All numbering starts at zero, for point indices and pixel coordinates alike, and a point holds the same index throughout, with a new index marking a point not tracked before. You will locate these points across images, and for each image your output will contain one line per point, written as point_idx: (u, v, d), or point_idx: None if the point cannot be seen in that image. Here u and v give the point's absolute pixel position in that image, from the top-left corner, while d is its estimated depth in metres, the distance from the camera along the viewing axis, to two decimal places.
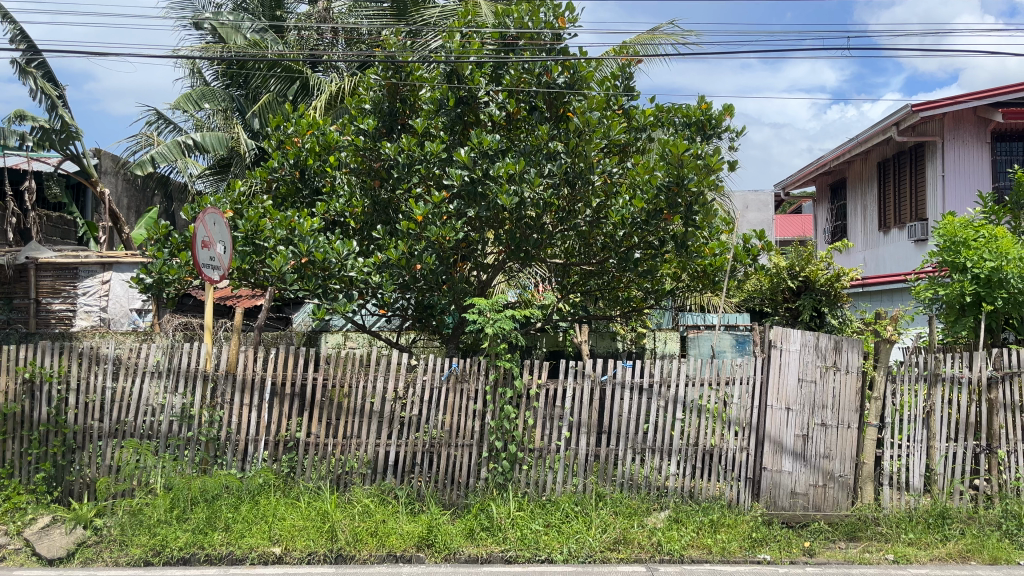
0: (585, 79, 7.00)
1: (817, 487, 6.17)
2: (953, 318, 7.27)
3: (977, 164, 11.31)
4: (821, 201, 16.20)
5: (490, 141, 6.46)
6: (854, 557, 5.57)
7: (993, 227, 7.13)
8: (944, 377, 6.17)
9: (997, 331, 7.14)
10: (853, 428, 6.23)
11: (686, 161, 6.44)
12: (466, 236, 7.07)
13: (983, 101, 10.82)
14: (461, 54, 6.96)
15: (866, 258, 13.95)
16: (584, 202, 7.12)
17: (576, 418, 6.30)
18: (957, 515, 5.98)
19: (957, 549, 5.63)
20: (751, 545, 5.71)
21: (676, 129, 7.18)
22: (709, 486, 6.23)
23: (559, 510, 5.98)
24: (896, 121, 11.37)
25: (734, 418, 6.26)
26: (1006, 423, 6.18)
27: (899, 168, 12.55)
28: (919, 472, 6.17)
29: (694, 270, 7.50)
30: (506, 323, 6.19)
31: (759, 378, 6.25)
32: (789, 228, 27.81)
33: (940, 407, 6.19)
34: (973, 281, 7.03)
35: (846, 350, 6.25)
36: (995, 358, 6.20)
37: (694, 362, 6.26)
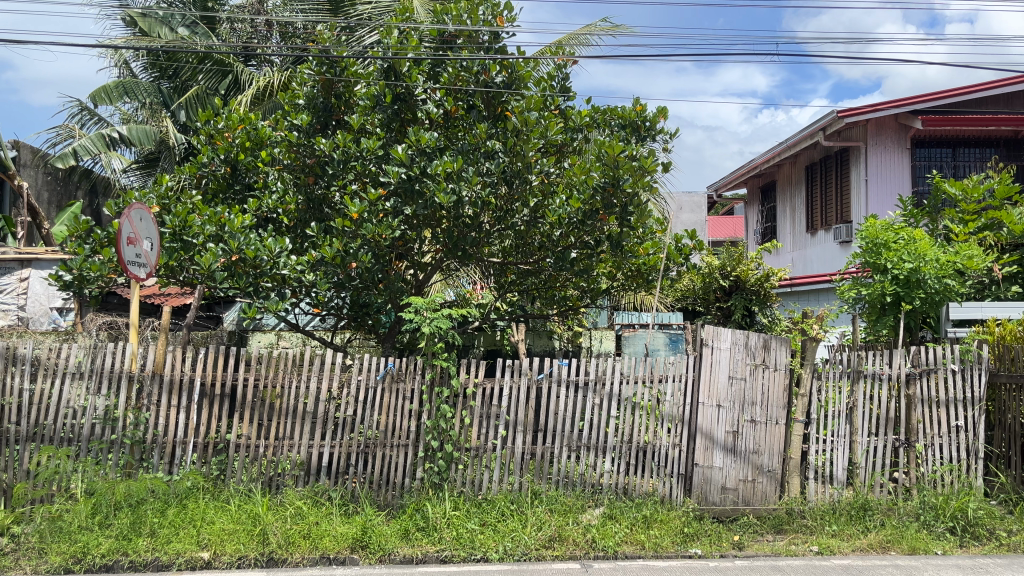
0: (522, 79, 7.14)
1: (747, 481, 6.32)
2: (875, 316, 7.52)
3: (899, 169, 11.70)
4: (751, 203, 16.61)
5: (428, 139, 6.52)
6: (781, 549, 5.72)
7: (911, 230, 7.42)
8: (866, 373, 6.42)
9: (915, 330, 7.45)
10: (781, 424, 6.41)
11: (622, 162, 6.55)
12: (402, 234, 6.97)
13: (902, 108, 11.29)
14: (399, 50, 6.94)
15: (794, 258, 14.37)
16: (521, 202, 7.12)
17: (512, 417, 6.32)
18: (879, 507, 6.16)
19: (878, 540, 5.81)
20: (683, 540, 5.82)
21: (612, 130, 7.27)
22: (643, 483, 6.33)
23: (495, 508, 6.01)
24: (823, 126, 11.78)
25: (667, 414, 6.38)
26: (923, 418, 6.40)
27: (825, 171, 12.97)
28: (842, 465, 6.37)
29: (628, 269, 7.69)
30: (443, 322, 6.18)
31: (691, 375, 6.37)
32: (721, 230, 28.37)
33: (862, 403, 6.41)
34: (893, 281, 7.26)
35: (775, 348, 6.43)
36: (913, 355, 6.41)
37: (628, 361, 6.37)
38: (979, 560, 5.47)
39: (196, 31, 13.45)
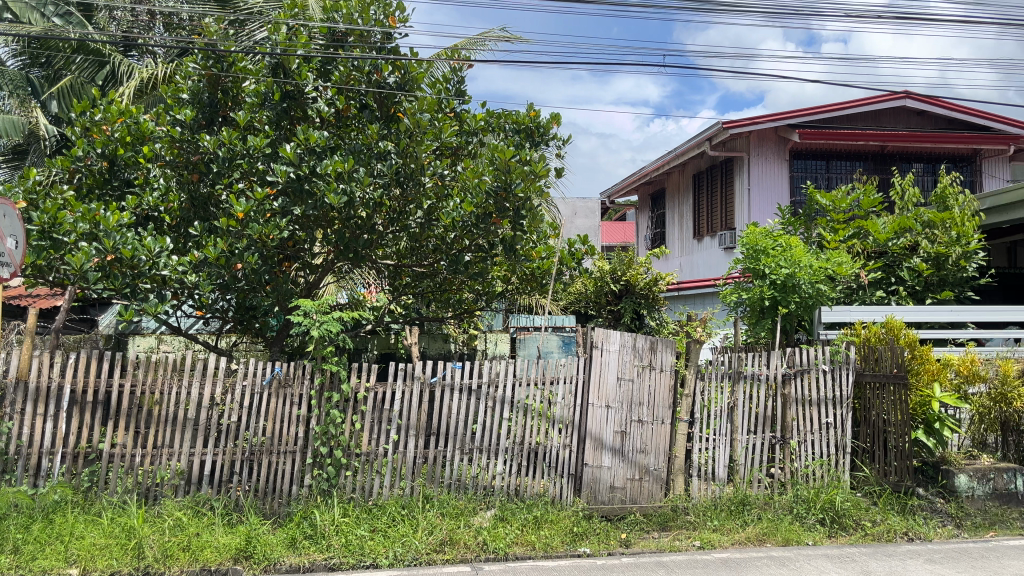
0: (416, 80, 7.07)
1: (634, 480, 6.48)
2: (754, 320, 7.91)
3: (778, 180, 12.30)
4: (642, 210, 17.11)
5: (317, 138, 6.42)
6: (665, 545, 5.90)
7: (788, 237, 7.81)
8: (745, 374, 6.71)
9: (791, 333, 7.80)
10: (666, 423, 6.62)
11: (513, 167, 6.60)
12: (292, 234, 6.85)
13: (781, 121, 11.87)
14: (288, 47, 6.85)
15: (681, 263, 14.88)
16: (416, 203, 7.09)
17: (404, 421, 6.25)
18: (756, 502, 6.44)
19: (755, 533, 6.08)
20: (572, 539, 5.92)
21: (506, 135, 7.39)
22: (534, 484, 6.39)
23: (385, 513, 5.95)
24: (709, 136, 12.26)
25: (557, 416, 6.48)
26: (797, 416, 6.71)
27: (711, 180, 13.50)
28: (723, 463, 6.62)
29: (522, 273, 7.77)
30: (333, 326, 6.07)
31: (581, 377, 6.50)
32: (614, 236, 29.05)
33: (742, 402, 6.69)
34: (771, 286, 7.64)
35: (661, 350, 6.65)
36: (789, 356, 6.75)
37: (520, 363, 6.42)
38: (846, 549, 5.80)
39: (70, 20, 12.69)
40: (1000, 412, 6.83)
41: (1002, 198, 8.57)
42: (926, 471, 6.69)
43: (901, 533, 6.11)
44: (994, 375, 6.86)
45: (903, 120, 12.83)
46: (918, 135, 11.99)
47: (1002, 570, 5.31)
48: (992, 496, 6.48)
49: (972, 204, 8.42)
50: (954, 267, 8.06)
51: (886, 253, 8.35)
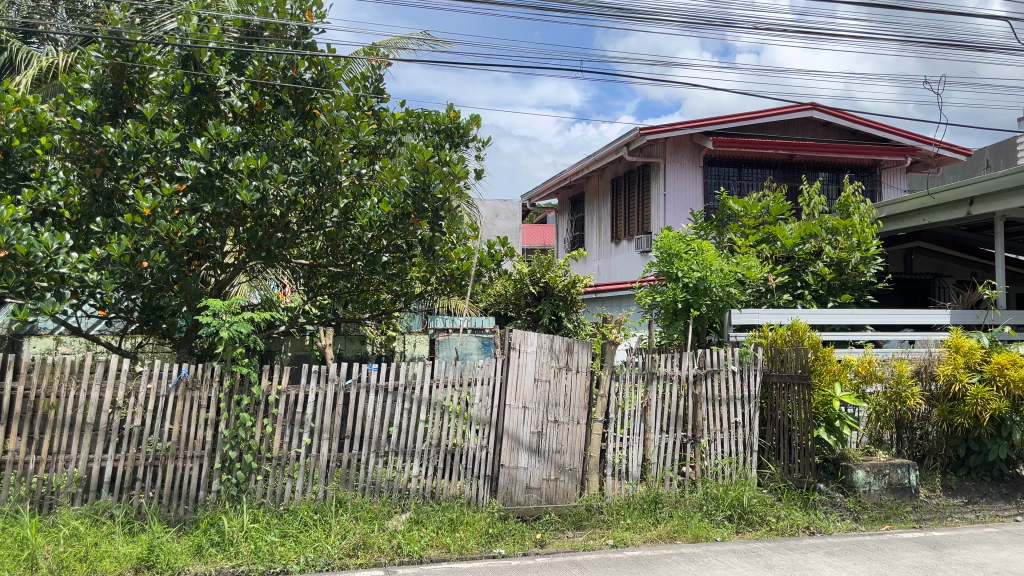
0: (332, 77, 7.13)
1: (549, 480, 6.52)
2: (668, 322, 8.04)
3: (692, 185, 12.61)
4: (562, 213, 17.30)
5: (229, 133, 6.22)
6: (579, 544, 5.97)
7: (700, 241, 8.02)
8: (659, 375, 6.84)
9: (702, 335, 7.99)
10: (581, 423, 6.69)
11: (432, 168, 6.59)
12: (201, 231, 6.63)
13: (697, 128, 12.14)
14: (199, 39, 6.58)
15: (600, 266, 15.08)
16: (331, 202, 6.94)
17: (317, 424, 6.13)
18: (668, 500, 6.58)
19: (666, 530, 6.21)
20: (488, 541, 5.92)
21: (425, 135, 7.35)
22: (450, 486, 6.37)
23: (297, 519, 5.84)
24: (627, 142, 12.52)
25: (475, 417, 6.46)
26: (708, 415, 6.89)
27: (629, 185, 13.76)
28: (637, 461, 6.74)
29: (442, 274, 7.74)
30: (243, 326, 5.91)
31: (499, 378, 6.51)
32: (535, 239, 29.26)
33: (656, 402, 6.82)
34: (684, 289, 7.83)
35: (577, 351, 6.73)
36: (700, 358, 6.93)
37: (437, 364, 6.39)
38: (752, 544, 5.98)
39: None
40: (894, 410, 7.16)
41: (899, 207, 8.98)
42: (826, 467, 7.00)
43: (803, 528, 6.34)
44: (889, 375, 7.15)
45: (810, 131, 13.34)
46: (824, 145, 12.50)
47: (896, 560, 5.58)
48: (888, 490, 6.79)
49: (871, 213, 8.79)
50: (854, 272, 8.43)
51: (792, 258, 8.68)
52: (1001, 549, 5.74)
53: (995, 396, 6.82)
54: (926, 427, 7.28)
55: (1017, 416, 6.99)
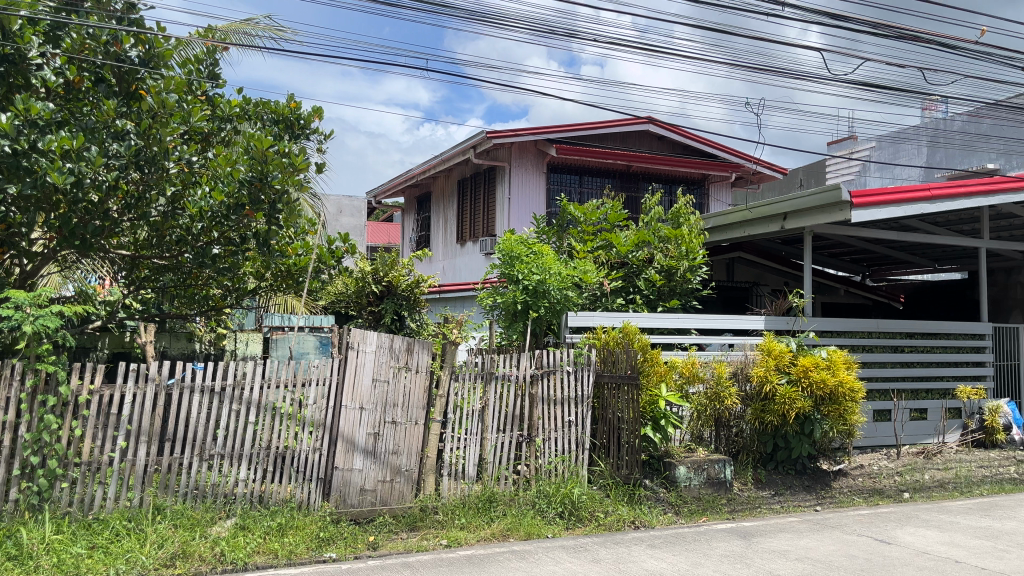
0: (161, 57, 6.63)
1: (385, 482, 6.42)
2: (508, 322, 8.22)
3: (536, 191, 12.90)
4: (407, 212, 17.18)
5: (40, 110, 5.68)
6: (413, 545, 5.93)
7: (540, 245, 8.21)
8: (497, 375, 6.93)
9: (540, 336, 8.13)
10: (419, 424, 6.65)
11: (270, 158, 6.36)
12: (3, 216, 6.03)
13: (542, 135, 12.48)
14: (7, 4, 5.97)
15: (444, 267, 15.08)
16: (158, 189, 6.49)
17: (133, 427, 5.73)
18: (502, 498, 6.66)
19: (499, 529, 6.29)
20: (318, 545, 5.75)
21: (263, 125, 7.08)
22: (280, 490, 6.12)
23: (108, 528, 5.44)
24: (473, 144, 12.66)
25: (308, 418, 6.27)
26: (543, 415, 7.05)
27: (474, 187, 13.90)
28: (473, 461, 6.78)
29: (277, 270, 7.50)
30: (50, 321, 5.44)
31: (335, 378, 6.36)
32: (379, 237, 28.82)
33: (493, 402, 6.90)
34: (524, 291, 8.00)
35: (417, 351, 6.68)
36: (537, 358, 7.09)
37: (269, 364, 6.13)
38: (580, 539, 6.18)
39: None
40: (713, 409, 7.65)
41: (724, 219, 9.61)
42: (651, 463, 7.35)
43: (629, 522, 6.63)
44: (710, 376, 7.63)
45: (647, 143, 13.99)
46: (657, 157, 13.13)
47: (710, 550, 5.94)
48: (706, 484, 7.25)
49: (699, 225, 9.34)
50: (681, 279, 8.89)
51: (627, 263, 9.10)
52: (801, 536, 6.26)
53: (800, 395, 7.40)
54: (741, 425, 7.84)
55: (820, 414, 7.58)
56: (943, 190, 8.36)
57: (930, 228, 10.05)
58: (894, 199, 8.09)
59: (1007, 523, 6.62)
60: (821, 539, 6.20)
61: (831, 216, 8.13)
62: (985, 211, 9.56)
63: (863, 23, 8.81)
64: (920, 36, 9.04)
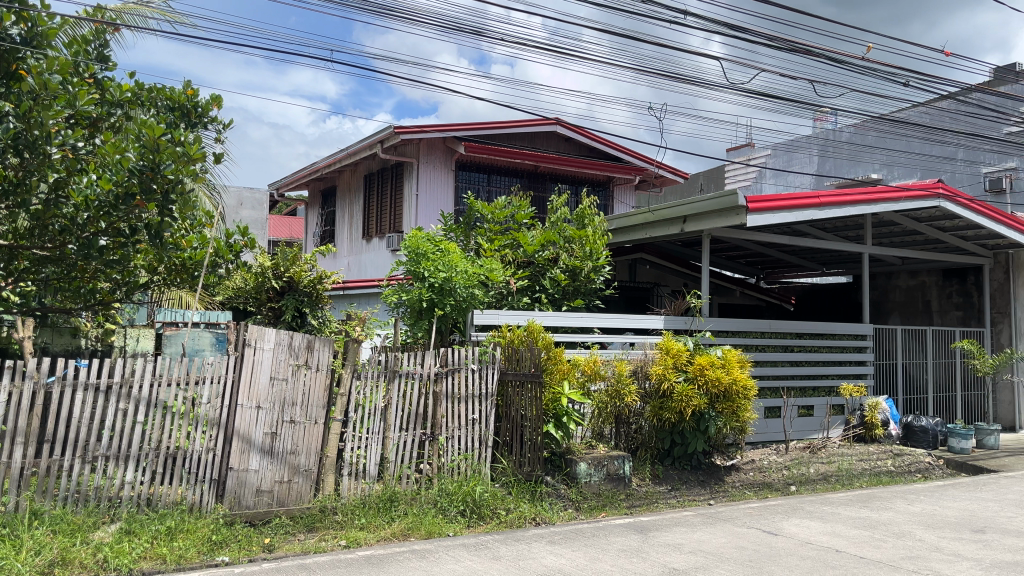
0: (46, 36, 6.28)
1: (282, 482, 6.29)
2: (413, 320, 8.14)
3: (443, 188, 12.86)
4: (311, 206, 16.80)
5: None
6: (310, 547, 5.80)
7: (446, 243, 8.17)
8: (401, 373, 6.86)
9: (445, 334, 8.14)
10: (319, 423, 6.53)
11: (163, 146, 6.09)
12: None
13: (451, 132, 12.45)
14: None
15: (349, 263, 14.84)
16: (39, 175, 6.11)
17: (8, 427, 5.38)
18: (403, 498, 6.60)
19: (400, 528, 6.23)
20: (210, 549, 5.56)
21: (157, 112, 6.78)
22: (169, 492, 5.88)
23: None
24: (380, 139, 12.50)
25: (202, 417, 6.04)
26: (446, 413, 7.02)
27: (382, 182, 13.73)
28: (374, 461, 6.69)
29: (171, 264, 7.17)
30: None
31: (231, 376, 6.15)
32: (282, 230, 28.09)
33: (395, 400, 6.82)
34: (429, 288, 7.95)
35: (317, 349, 6.55)
36: (442, 356, 7.05)
37: (159, 362, 5.87)
38: (481, 537, 6.19)
39: None
40: (614, 406, 7.81)
41: (627, 221, 9.82)
42: (553, 460, 7.46)
43: (529, 519, 6.68)
44: (611, 374, 7.77)
45: (554, 144, 14.16)
46: (564, 158, 13.30)
47: (608, 545, 6.05)
48: (605, 480, 7.39)
49: (604, 225, 9.49)
50: (585, 279, 9.03)
51: (533, 262, 9.18)
52: (694, 530, 6.45)
53: (696, 393, 7.65)
54: (640, 421, 8.05)
55: (714, 411, 7.84)
56: (831, 199, 8.81)
57: (819, 234, 10.57)
58: (787, 204, 8.45)
59: (883, 513, 7.04)
60: (714, 532, 6.42)
61: (728, 220, 8.42)
62: (868, 218, 10.12)
63: (760, 35, 9.19)
64: (812, 50, 9.50)
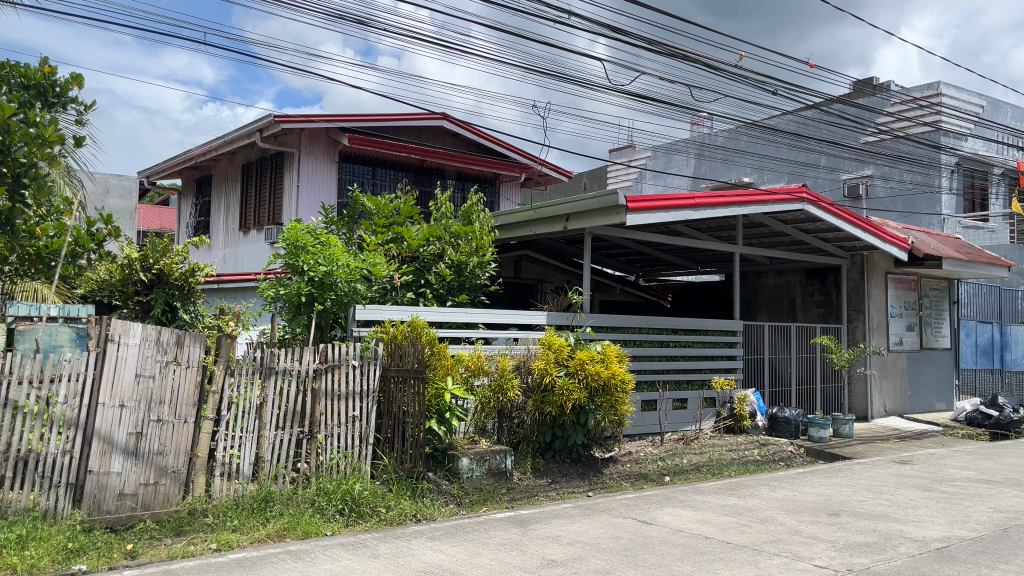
0: None
1: (147, 485, 5.97)
2: (291, 315, 7.93)
3: (326, 180, 12.58)
4: (184, 196, 16.05)
5: None
6: (177, 552, 5.53)
7: (327, 236, 8.00)
8: (277, 370, 6.64)
9: (326, 330, 7.99)
10: (189, 422, 6.24)
11: (14, 128, 5.68)
12: None
13: (334, 123, 12.20)
14: None
15: (225, 256, 14.26)
16: None
17: None
18: (279, 498, 6.40)
19: (275, 529, 6.03)
20: (66, 557, 5.19)
21: (9, 90, 6.31)
22: (19, 498, 5.47)
23: None
24: (260, 128, 12.11)
25: (59, 417, 5.63)
26: (326, 410, 6.85)
27: (261, 173, 13.30)
28: (249, 461, 6.43)
29: (24, 254, 6.69)
30: None
31: (91, 373, 5.76)
32: (153, 221, 26.69)
33: (272, 398, 6.60)
34: (309, 283, 7.76)
35: (188, 344, 6.27)
36: (322, 351, 6.87)
37: (9, 358, 5.45)
38: (359, 536, 6.09)
39: None
40: (497, 401, 7.85)
41: (511, 218, 9.92)
42: (435, 456, 7.44)
43: (410, 516, 6.63)
44: (494, 369, 7.83)
45: (441, 139, 14.12)
46: (450, 154, 13.27)
47: (487, 539, 6.09)
48: (487, 475, 7.42)
49: (490, 222, 9.49)
50: (471, 274, 9.04)
51: (417, 258, 9.11)
52: (573, 521, 6.58)
53: (576, 387, 7.80)
54: (522, 416, 8.13)
55: (594, 404, 8.00)
56: (706, 200, 9.15)
57: (694, 233, 11.00)
58: (663, 204, 8.74)
59: (749, 500, 7.39)
60: (591, 523, 6.56)
61: (608, 218, 8.62)
62: (739, 220, 10.62)
63: (640, 39, 9.47)
64: (687, 55, 9.87)
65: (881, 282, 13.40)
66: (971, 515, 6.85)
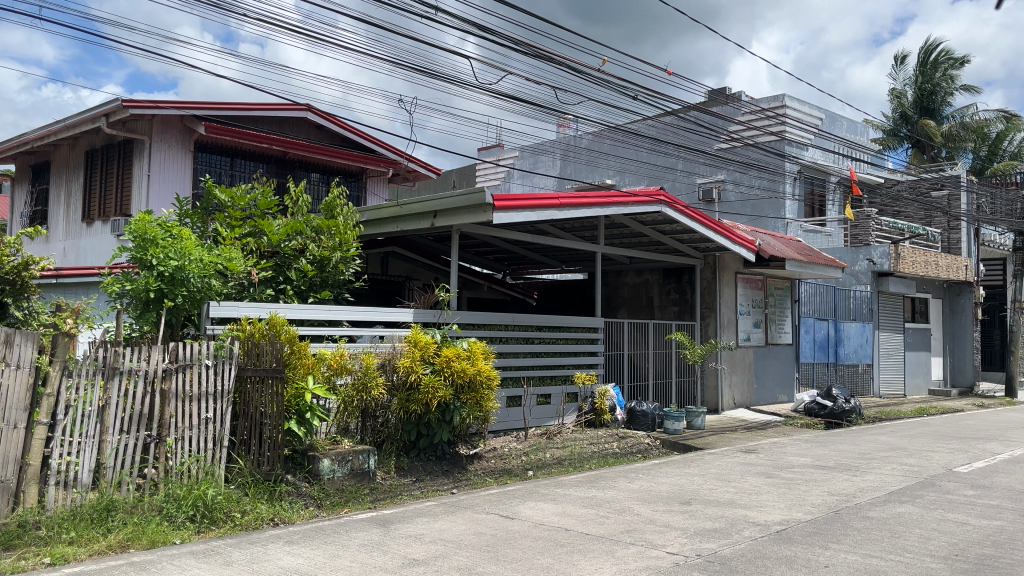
0: None
1: None
2: (138, 312, 7.49)
3: (179, 170, 11.97)
4: (19, 182, 14.78)
5: None
6: (5, 568, 5.07)
7: (178, 229, 7.56)
8: (121, 370, 6.25)
9: (177, 328, 7.61)
10: (19, 428, 5.77)
11: None
12: None
13: (189, 111, 11.61)
14: None
15: (65, 248, 13.24)
16: None
17: None
18: (122, 506, 6.01)
19: (117, 539, 5.63)
20: None
21: None
22: None
23: None
24: (106, 112, 11.36)
25: None
26: (175, 413, 6.50)
27: (107, 160, 12.47)
28: (88, 468, 6.05)
29: None
30: None
31: None
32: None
33: (115, 400, 6.22)
34: (158, 278, 7.33)
35: (18, 344, 5.78)
36: (172, 350, 6.52)
37: None
38: (211, 543, 5.80)
39: None
40: (360, 400, 7.73)
41: (376, 214, 9.78)
42: (295, 458, 7.22)
43: (268, 520, 6.38)
44: (359, 367, 7.74)
45: (305, 131, 13.75)
46: (314, 147, 12.97)
47: (348, 541, 5.96)
48: (349, 476, 7.28)
49: (354, 216, 9.31)
50: (333, 270, 8.85)
51: (277, 253, 8.81)
52: (436, 519, 6.56)
53: (442, 384, 7.80)
54: (386, 415, 8.02)
55: (459, 401, 8.07)
56: (570, 200, 9.37)
57: (558, 233, 11.26)
58: (529, 204, 8.88)
59: (607, 491, 7.63)
60: (454, 520, 6.56)
61: (474, 216, 8.66)
62: (600, 220, 10.96)
63: (507, 39, 9.55)
64: (552, 57, 10.06)
65: (731, 282, 14.18)
66: (807, 499, 7.36)
